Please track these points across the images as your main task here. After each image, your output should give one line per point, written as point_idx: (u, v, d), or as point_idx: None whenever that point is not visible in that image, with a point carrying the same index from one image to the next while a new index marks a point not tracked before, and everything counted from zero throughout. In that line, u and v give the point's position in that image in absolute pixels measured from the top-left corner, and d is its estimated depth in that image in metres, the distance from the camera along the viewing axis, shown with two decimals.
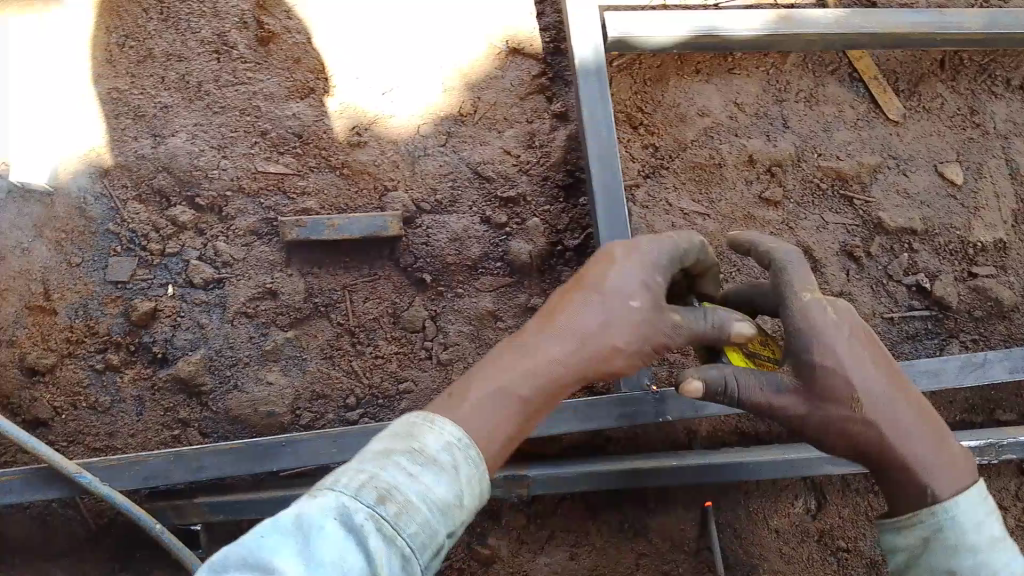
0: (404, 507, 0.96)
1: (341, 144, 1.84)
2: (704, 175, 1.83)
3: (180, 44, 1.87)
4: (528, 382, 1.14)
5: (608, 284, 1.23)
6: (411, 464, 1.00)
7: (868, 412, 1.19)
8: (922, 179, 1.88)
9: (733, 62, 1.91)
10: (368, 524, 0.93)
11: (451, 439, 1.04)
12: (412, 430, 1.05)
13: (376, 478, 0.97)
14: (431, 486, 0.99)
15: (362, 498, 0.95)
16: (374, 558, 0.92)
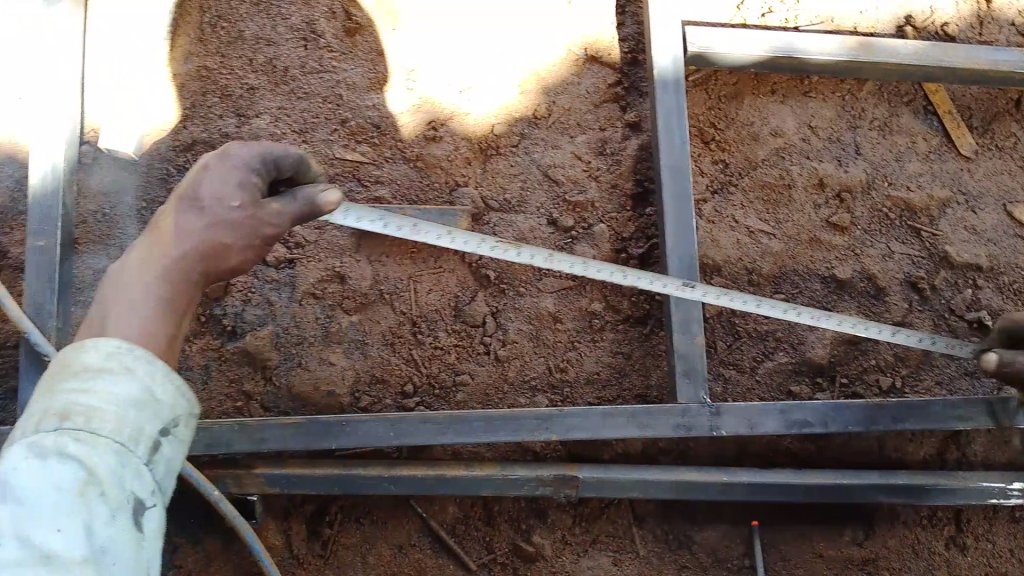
0: (91, 416, 0.99)
1: (417, 138, 1.89)
2: (773, 195, 1.84)
3: (270, 28, 1.93)
4: (156, 283, 1.18)
5: (198, 191, 1.25)
6: (79, 381, 1.01)
7: None
8: (991, 217, 1.87)
9: (809, 85, 1.92)
10: (62, 442, 0.96)
11: (113, 348, 1.05)
12: (67, 361, 1.05)
13: (48, 407, 0.99)
14: (110, 390, 1.01)
15: (46, 426, 0.97)
16: (85, 467, 0.95)
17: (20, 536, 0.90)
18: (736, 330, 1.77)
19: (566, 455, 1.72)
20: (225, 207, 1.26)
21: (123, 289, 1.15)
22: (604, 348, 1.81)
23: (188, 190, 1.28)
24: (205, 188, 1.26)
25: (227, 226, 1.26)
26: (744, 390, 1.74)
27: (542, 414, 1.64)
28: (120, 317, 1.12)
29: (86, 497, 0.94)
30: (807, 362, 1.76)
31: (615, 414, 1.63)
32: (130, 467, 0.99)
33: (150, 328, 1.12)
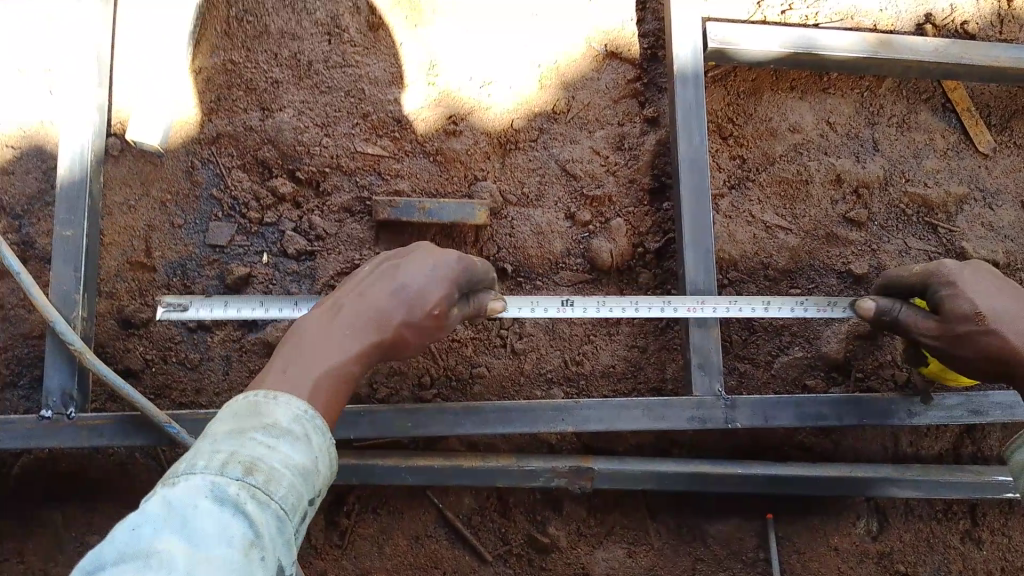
0: (271, 475, 1.00)
1: (438, 133, 1.91)
2: (790, 191, 1.85)
3: (295, 23, 1.94)
4: (335, 356, 1.22)
5: (403, 280, 1.32)
6: (265, 437, 1.04)
7: (993, 323, 1.38)
8: (1008, 214, 1.88)
9: (828, 81, 1.92)
10: (241, 495, 0.97)
11: (299, 411, 1.10)
12: (255, 409, 1.08)
13: (235, 454, 1.00)
14: (290, 455, 1.05)
15: (228, 473, 0.98)
16: (256, 526, 0.96)
17: None
18: (751, 325, 1.80)
19: (581, 448, 1.73)
20: (423, 307, 1.31)
21: (310, 347, 1.22)
22: (620, 342, 1.83)
23: (394, 271, 1.34)
24: (412, 280, 1.32)
25: (415, 324, 1.31)
26: (760, 384, 1.77)
27: (558, 406, 1.65)
28: (306, 374, 1.17)
29: (248, 558, 0.94)
30: (822, 357, 1.76)
31: (629, 406, 1.65)
32: (284, 535, 1.00)
33: (320, 392, 1.17)
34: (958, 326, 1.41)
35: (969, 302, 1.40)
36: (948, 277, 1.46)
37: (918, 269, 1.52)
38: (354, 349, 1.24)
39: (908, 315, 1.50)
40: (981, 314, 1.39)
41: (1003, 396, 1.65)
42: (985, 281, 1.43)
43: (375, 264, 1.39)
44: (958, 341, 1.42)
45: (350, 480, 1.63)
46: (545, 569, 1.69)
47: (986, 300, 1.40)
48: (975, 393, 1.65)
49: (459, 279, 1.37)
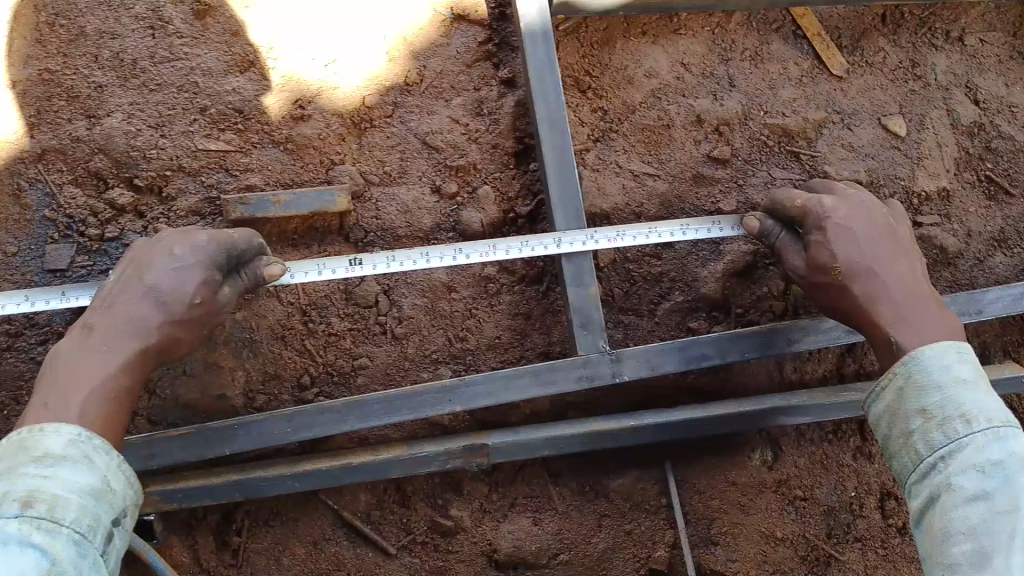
0: (55, 501, 1.11)
1: (283, 119, 1.80)
2: (653, 137, 1.83)
3: (114, 20, 1.81)
4: (99, 372, 1.29)
5: (148, 280, 1.37)
6: (40, 470, 1.14)
7: (847, 278, 1.37)
8: (867, 133, 1.89)
9: (678, 22, 1.90)
10: (25, 529, 1.07)
11: (71, 436, 1.20)
12: (23, 445, 1.17)
13: (11, 493, 1.10)
14: (73, 478, 1.15)
15: (6, 512, 1.08)
16: (49, 551, 1.07)
17: None
18: (631, 276, 1.79)
19: (474, 424, 1.69)
20: (181, 303, 1.37)
21: (68, 374, 1.28)
22: (502, 312, 1.78)
23: (141, 274, 1.39)
24: (164, 277, 1.37)
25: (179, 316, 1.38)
26: (645, 333, 1.77)
27: (442, 386, 1.59)
28: (69, 403, 1.24)
29: None
30: (702, 299, 1.77)
31: (517, 375, 1.60)
32: (82, 554, 1.11)
33: (91, 413, 1.25)
34: (818, 275, 1.41)
35: (830, 254, 1.39)
36: (818, 221, 1.42)
37: (800, 201, 1.47)
38: (119, 362, 1.32)
39: (783, 245, 1.51)
40: (837, 268, 1.38)
41: None
42: (856, 226, 1.39)
43: (122, 266, 1.42)
44: (818, 289, 1.43)
45: (232, 496, 1.54)
46: (451, 552, 1.65)
47: (849, 252, 1.37)
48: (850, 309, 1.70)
49: (214, 262, 1.42)
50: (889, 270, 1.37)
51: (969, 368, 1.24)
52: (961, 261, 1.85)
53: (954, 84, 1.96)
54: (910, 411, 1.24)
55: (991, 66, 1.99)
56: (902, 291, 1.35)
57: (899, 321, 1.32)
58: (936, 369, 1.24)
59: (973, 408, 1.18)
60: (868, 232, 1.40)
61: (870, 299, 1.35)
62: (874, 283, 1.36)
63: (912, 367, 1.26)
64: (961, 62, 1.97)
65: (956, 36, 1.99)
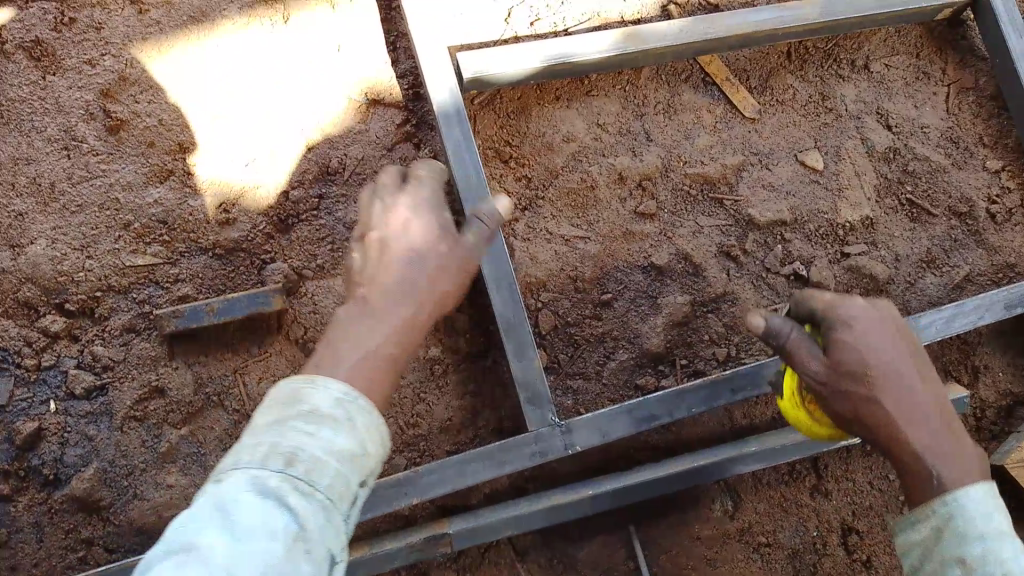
0: (314, 464, 1.00)
1: (207, 225, 1.79)
2: (578, 200, 1.87)
3: (27, 145, 1.80)
4: (373, 337, 1.25)
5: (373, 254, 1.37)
6: (306, 425, 1.04)
7: (879, 389, 1.27)
8: (785, 170, 1.94)
9: (589, 84, 1.94)
10: (284, 487, 0.97)
11: (338, 395, 1.10)
12: (296, 395, 1.08)
13: (277, 446, 1.01)
14: (333, 439, 1.04)
15: (270, 466, 0.99)
16: (297, 517, 0.95)
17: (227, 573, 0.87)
18: (574, 339, 1.80)
19: (436, 512, 1.68)
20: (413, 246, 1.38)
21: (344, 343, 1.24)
22: (450, 393, 1.77)
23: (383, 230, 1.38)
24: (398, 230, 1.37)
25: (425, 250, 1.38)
26: (595, 396, 1.77)
27: (396, 481, 1.57)
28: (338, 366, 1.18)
29: (293, 552, 0.93)
30: (646, 354, 1.79)
31: (471, 459, 1.59)
32: (333, 525, 1.00)
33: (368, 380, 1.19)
34: (846, 382, 1.28)
35: (862, 359, 1.28)
36: (847, 319, 1.32)
37: (825, 297, 1.36)
38: (395, 327, 1.29)
39: (797, 347, 1.32)
40: (869, 376, 1.27)
41: None
42: (885, 333, 1.31)
43: (360, 240, 1.41)
44: (839, 398, 1.29)
45: None
46: None
47: (882, 360, 1.29)
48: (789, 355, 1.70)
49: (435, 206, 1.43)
50: (920, 385, 1.30)
51: (1007, 521, 1.20)
52: (892, 287, 1.89)
53: (865, 112, 2.01)
54: (948, 557, 1.18)
55: (898, 89, 2.05)
56: (933, 412, 1.29)
57: (936, 453, 1.26)
58: (979, 515, 1.19)
59: (1015, 566, 1.14)
60: (894, 341, 1.31)
61: (905, 420, 1.27)
62: (908, 399, 1.28)
63: (953, 510, 1.21)
64: (869, 90, 2.03)
65: (862, 64, 2.05)
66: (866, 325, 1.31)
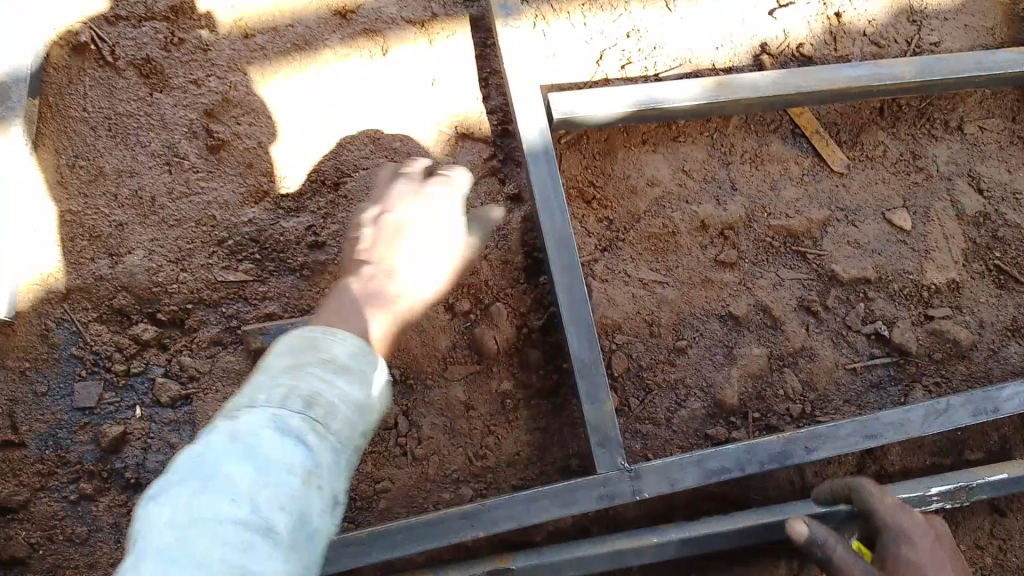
0: (328, 411, 1.15)
1: (298, 246, 1.85)
2: (659, 245, 1.88)
3: (131, 159, 1.88)
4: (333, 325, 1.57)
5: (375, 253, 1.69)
6: (322, 374, 1.18)
7: None
8: (871, 228, 1.93)
9: (676, 130, 1.96)
10: (303, 427, 1.11)
11: (355, 348, 1.24)
12: (313, 343, 1.22)
13: (296, 389, 1.14)
14: (345, 390, 1.19)
15: (290, 406, 1.12)
16: (313, 455, 1.09)
17: (250, 502, 1.00)
18: (646, 384, 1.80)
19: (497, 545, 1.68)
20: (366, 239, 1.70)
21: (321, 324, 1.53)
22: (520, 428, 1.80)
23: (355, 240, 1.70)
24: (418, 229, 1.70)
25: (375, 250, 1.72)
26: (663, 442, 1.77)
27: (463, 512, 1.59)
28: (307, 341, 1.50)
29: (307, 485, 1.07)
30: (719, 405, 1.79)
31: (538, 497, 1.60)
32: (340, 464, 1.15)
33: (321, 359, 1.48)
34: None
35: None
36: (907, 533, 1.43)
37: (886, 500, 1.48)
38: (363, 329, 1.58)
39: (845, 557, 1.37)
40: None
41: (891, 416, 1.68)
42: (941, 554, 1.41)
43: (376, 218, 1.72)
44: None
45: None
46: None
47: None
48: (864, 415, 1.67)
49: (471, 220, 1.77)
50: None
51: None
52: (975, 353, 1.86)
53: (956, 174, 1.99)
54: None
55: (991, 152, 2.03)
56: None
57: None
58: None
59: None
60: (948, 562, 1.42)
61: None
62: None
63: None
64: (961, 152, 2.01)
65: (956, 125, 2.03)
66: (924, 540, 1.42)
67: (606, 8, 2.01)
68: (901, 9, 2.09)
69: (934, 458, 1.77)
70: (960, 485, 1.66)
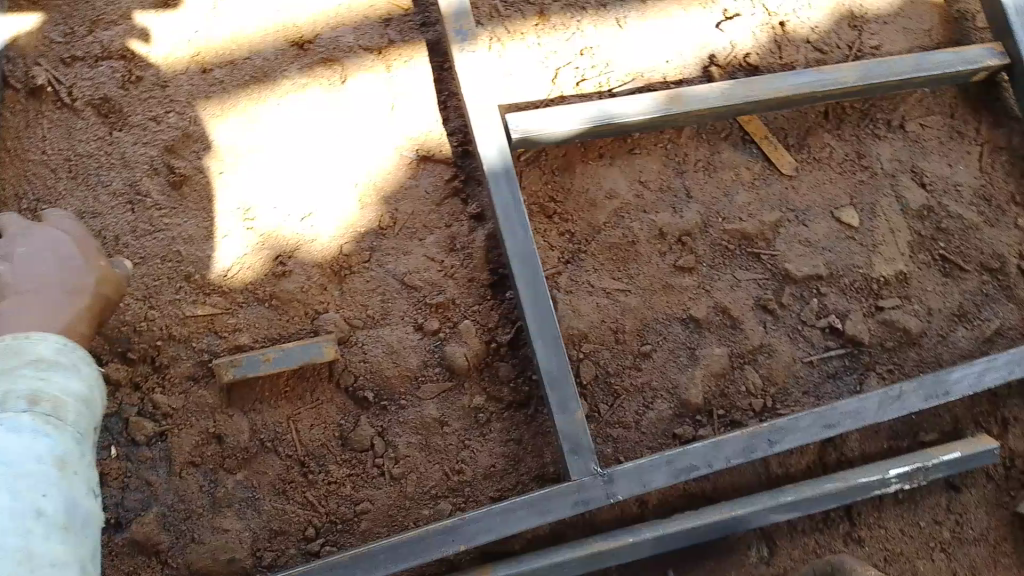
0: (54, 403, 1.21)
1: (266, 276, 1.88)
2: (620, 254, 1.95)
3: (93, 199, 1.89)
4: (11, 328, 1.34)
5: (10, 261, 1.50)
6: (35, 372, 1.23)
7: None
8: (821, 227, 2.01)
9: (632, 142, 2.04)
10: (36, 422, 1.17)
11: (57, 345, 1.30)
12: (12, 348, 1.24)
13: (14, 391, 1.17)
14: (66, 383, 1.26)
15: (14, 406, 1.16)
16: (58, 448, 1.17)
17: (10, 494, 1.07)
18: (614, 389, 1.86)
19: (478, 557, 1.71)
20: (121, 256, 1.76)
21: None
22: (494, 440, 1.84)
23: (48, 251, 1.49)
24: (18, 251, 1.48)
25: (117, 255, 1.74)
26: (634, 444, 1.82)
27: (443, 527, 1.62)
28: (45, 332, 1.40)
29: (61, 471, 1.16)
30: (685, 405, 1.85)
31: (516, 507, 1.65)
32: (80, 448, 1.24)
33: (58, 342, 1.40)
34: None
35: None
36: None
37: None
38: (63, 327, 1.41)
39: None
40: None
41: (848, 405, 1.76)
42: None
43: None
44: None
45: None
46: None
47: None
48: (823, 405, 1.75)
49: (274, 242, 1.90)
50: None
51: None
52: (925, 340, 1.95)
53: (900, 171, 2.08)
54: None
55: (932, 148, 2.12)
56: None
57: None
58: None
59: None
60: None
61: None
62: None
63: None
64: (904, 149, 2.11)
65: (898, 124, 2.13)
66: None
67: (560, 28, 2.07)
68: (842, 15, 2.19)
69: (892, 442, 1.85)
70: (917, 466, 1.74)
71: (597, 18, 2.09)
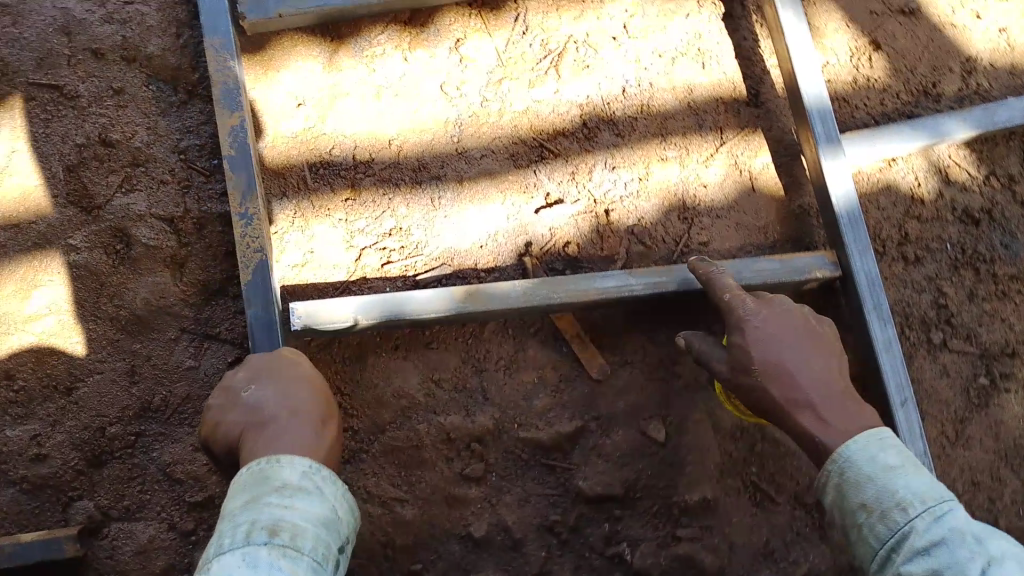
0: (294, 531, 1.23)
1: (18, 458, 1.77)
2: (404, 459, 1.83)
3: None
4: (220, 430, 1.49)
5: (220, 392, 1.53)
6: (280, 499, 1.28)
7: (771, 372, 1.56)
8: (625, 438, 1.91)
9: (431, 334, 1.92)
10: (272, 555, 1.19)
11: (304, 468, 1.35)
12: (267, 475, 1.32)
13: (257, 523, 1.23)
14: (307, 509, 1.29)
15: (255, 539, 1.21)
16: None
17: None
18: None
19: None
20: (267, 387, 1.51)
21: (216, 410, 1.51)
22: None
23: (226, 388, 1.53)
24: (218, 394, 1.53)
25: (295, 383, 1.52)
26: None
27: None
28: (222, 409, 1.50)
29: None
30: None
31: None
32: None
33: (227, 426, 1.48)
34: (740, 375, 1.59)
35: (747, 355, 1.58)
36: (740, 322, 1.62)
37: (727, 296, 1.68)
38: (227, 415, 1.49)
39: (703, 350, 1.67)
40: (755, 370, 1.57)
41: None
42: (776, 330, 1.60)
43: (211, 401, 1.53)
44: (741, 389, 1.60)
45: None
46: None
47: (765, 355, 1.57)
48: None
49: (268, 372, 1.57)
50: (806, 370, 1.56)
51: (892, 455, 1.42)
52: None
53: None
54: (853, 507, 1.40)
55: None
56: (820, 394, 1.53)
57: (823, 425, 1.50)
58: (865, 463, 1.42)
59: (904, 493, 1.35)
60: (782, 331, 1.60)
61: (794, 403, 1.54)
62: (790, 385, 1.54)
63: (843, 465, 1.44)
64: None
65: (721, 330, 1.99)
66: (752, 309, 1.63)
67: (368, 206, 1.99)
68: (671, 205, 2.07)
69: None
70: None
71: (410, 197, 2.01)
